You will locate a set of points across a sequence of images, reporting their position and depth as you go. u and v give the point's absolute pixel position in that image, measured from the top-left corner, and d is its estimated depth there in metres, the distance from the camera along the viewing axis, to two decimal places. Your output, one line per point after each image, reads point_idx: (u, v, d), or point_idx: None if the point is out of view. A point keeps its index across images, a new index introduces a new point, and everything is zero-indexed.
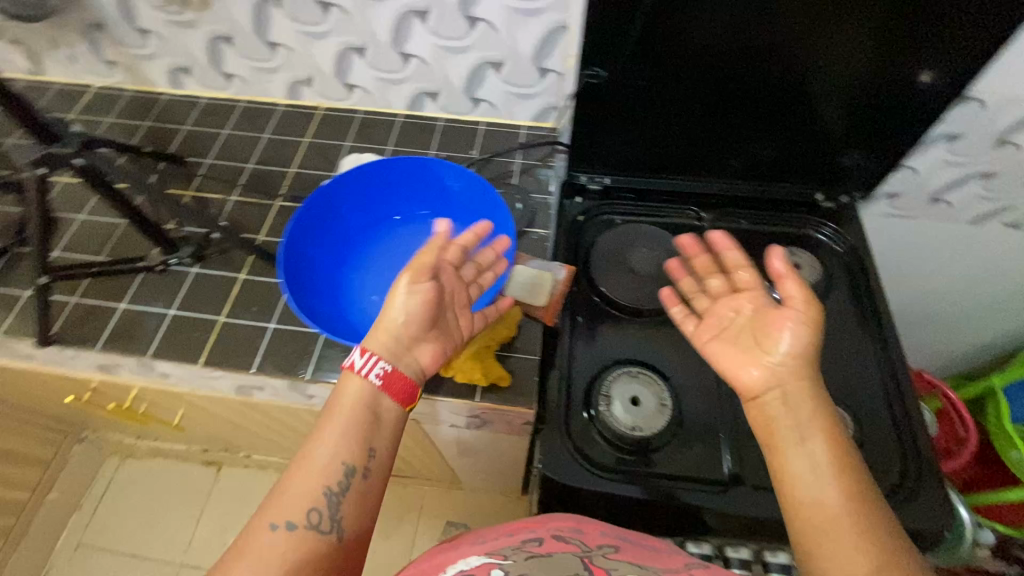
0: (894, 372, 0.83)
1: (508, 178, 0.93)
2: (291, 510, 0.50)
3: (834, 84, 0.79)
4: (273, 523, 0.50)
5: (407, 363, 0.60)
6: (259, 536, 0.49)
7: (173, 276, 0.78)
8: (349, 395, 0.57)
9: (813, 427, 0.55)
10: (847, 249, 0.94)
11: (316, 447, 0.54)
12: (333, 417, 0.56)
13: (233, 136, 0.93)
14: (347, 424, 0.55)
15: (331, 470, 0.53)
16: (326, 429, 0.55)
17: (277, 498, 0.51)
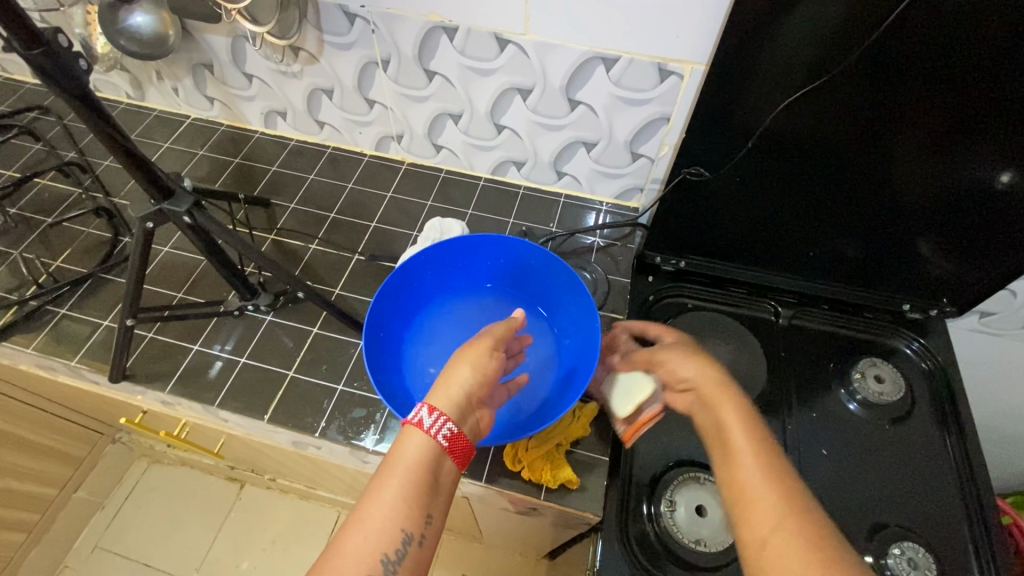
0: (984, 514, 0.76)
1: (585, 254, 0.91)
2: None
3: (934, 203, 0.76)
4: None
5: (471, 429, 0.56)
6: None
7: (247, 321, 0.79)
8: (409, 454, 0.52)
9: (721, 395, 0.61)
10: (934, 367, 0.88)
11: (373, 505, 0.49)
12: (390, 475, 0.51)
13: (318, 183, 0.96)
14: (404, 486, 0.50)
15: (388, 535, 0.48)
16: (383, 488, 0.50)
17: (333, 559, 0.47)
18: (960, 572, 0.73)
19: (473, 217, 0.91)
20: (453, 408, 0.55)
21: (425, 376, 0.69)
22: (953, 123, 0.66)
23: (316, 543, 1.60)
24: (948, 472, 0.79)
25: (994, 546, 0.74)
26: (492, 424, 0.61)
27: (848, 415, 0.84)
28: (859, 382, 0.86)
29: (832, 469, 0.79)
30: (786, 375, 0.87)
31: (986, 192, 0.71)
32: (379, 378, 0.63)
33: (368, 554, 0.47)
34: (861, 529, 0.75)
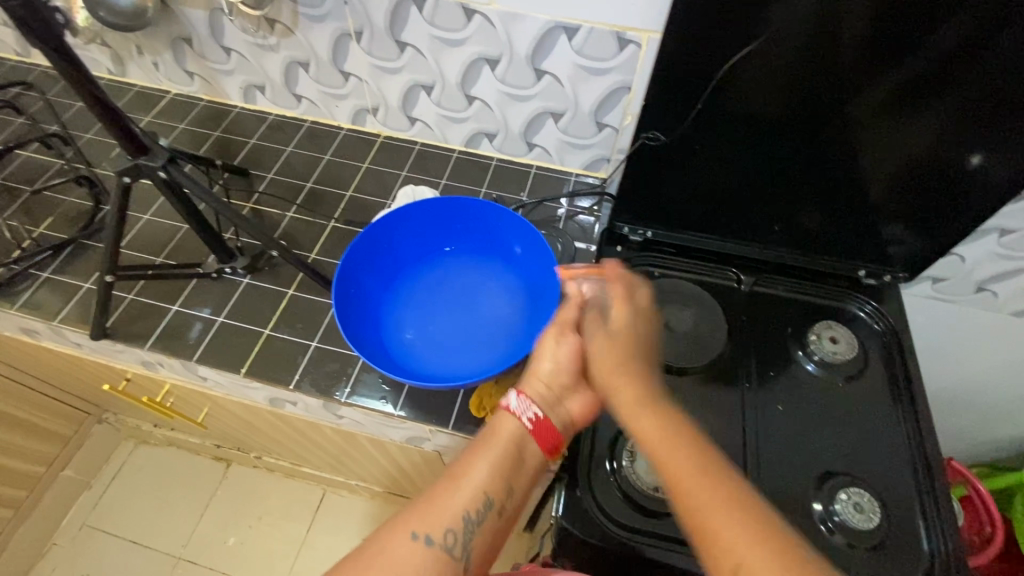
0: (928, 464, 0.80)
1: (554, 223, 0.94)
2: (435, 525, 0.54)
3: (895, 176, 0.81)
4: (414, 532, 0.53)
5: (559, 414, 0.64)
6: (401, 539, 0.53)
7: (225, 284, 0.81)
8: (501, 432, 0.60)
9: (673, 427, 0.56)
10: (886, 328, 0.92)
11: (468, 468, 0.57)
12: (486, 447, 0.59)
13: (296, 155, 0.98)
14: (496, 459, 0.58)
15: (475, 496, 0.56)
16: (478, 457, 0.59)
17: (423, 506, 0.55)
18: (903, 516, 0.76)
19: (446, 186, 0.94)
20: (537, 394, 0.63)
21: (402, 339, 0.71)
22: (905, 93, 0.71)
23: (302, 520, 1.62)
24: (896, 426, 0.84)
25: (937, 493, 0.77)
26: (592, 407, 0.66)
27: (804, 374, 0.88)
28: (816, 343, 0.89)
29: (787, 422, 0.83)
30: (746, 338, 0.91)
31: (955, 170, 0.77)
32: (351, 332, 0.66)
33: (455, 506, 0.55)
34: (812, 476, 0.79)
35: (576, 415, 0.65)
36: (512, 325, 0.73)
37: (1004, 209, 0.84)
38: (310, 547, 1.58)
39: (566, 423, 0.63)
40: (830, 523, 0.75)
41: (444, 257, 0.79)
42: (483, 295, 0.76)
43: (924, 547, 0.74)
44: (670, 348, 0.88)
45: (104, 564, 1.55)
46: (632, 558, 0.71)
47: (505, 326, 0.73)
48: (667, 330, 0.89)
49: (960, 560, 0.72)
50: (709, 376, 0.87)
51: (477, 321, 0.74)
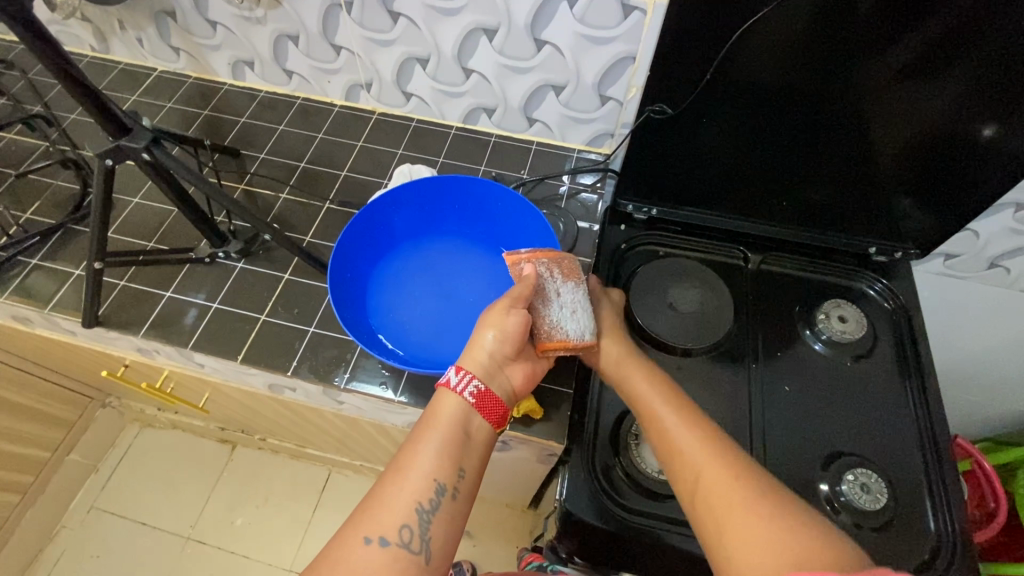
0: (937, 443, 0.79)
1: (556, 201, 0.91)
2: (388, 523, 0.51)
3: (907, 149, 0.78)
4: (368, 537, 0.50)
5: (499, 384, 0.61)
6: (355, 547, 0.50)
7: (219, 268, 0.79)
8: (440, 414, 0.58)
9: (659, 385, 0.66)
10: (896, 306, 0.90)
11: (411, 460, 0.55)
12: (427, 433, 0.56)
13: (289, 134, 0.95)
14: (439, 443, 0.55)
15: (424, 486, 0.53)
16: (419, 445, 0.56)
17: (371, 507, 0.52)
18: (911, 496, 0.76)
19: (444, 164, 0.91)
20: (479, 368, 0.60)
21: (402, 324, 0.69)
22: (919, 60, 0.68)
23: (307, 501, 1.63)
24: (905, 405, 0.82)
25: (945, 472, 0.76)
26: (529, 377, 0.66)
27: (813, 354, 0.87)
28: (825, 322, 0.87)
29: (793, 403, 0.82)
30: (753, 318, 0.89)
31: (969, 143, 0.74)
32: (346, 317, 0.63)
33: (405, 500, 0.52)
34: (819, 457, 0.78)
35: (517, 385, 0.64)
36: None
37: (1022, 182, 0.81)
38: (317, 526, 1.60)
39: (506, 393, 0.62)
40: (837, 503, 0.74)
41: (441, 238, 0.77)
42: (481, 277, 0.74)
43: (930, 527, 0.74)
44: (677, 329, 0.86)
45: (113, 546, 1.57)
46: (636, 540, 0.71)
47: None
48: (672, 311, 0.88)
49: (966, 539, 0.72)
50: (715, 357, 0.86)
51: (475, 303, 0.72)
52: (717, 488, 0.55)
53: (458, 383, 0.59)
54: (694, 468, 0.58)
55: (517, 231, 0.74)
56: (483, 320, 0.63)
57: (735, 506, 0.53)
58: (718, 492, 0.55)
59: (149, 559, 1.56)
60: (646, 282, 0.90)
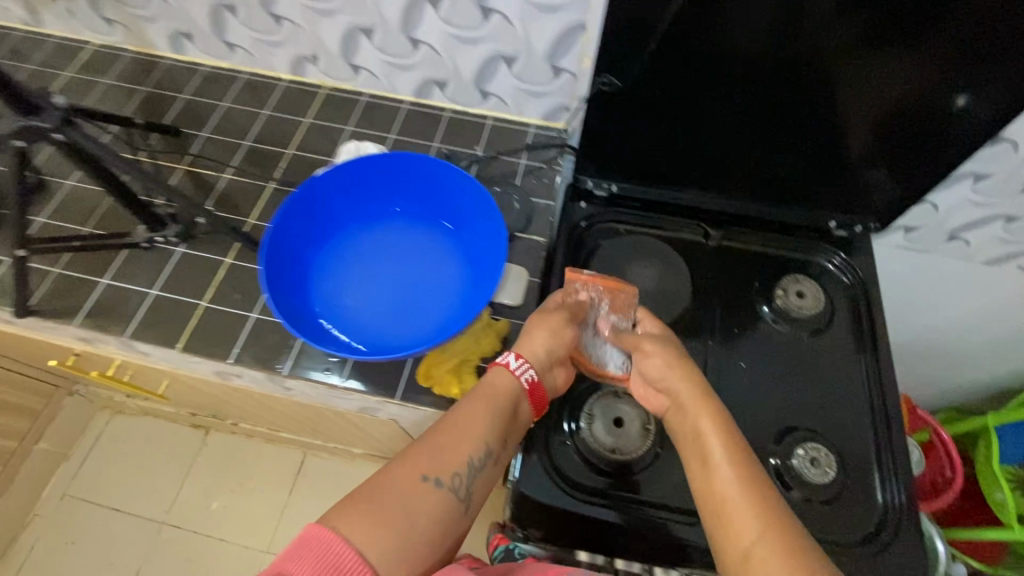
0: (888, 416, 0.79)
1: (512, 178, 0.87)
2: (445, 468, 0.54)
3: (879, 120, 0.77)
4: (425, 474, 0.54)
5: (549, 379, 0.66)
6: (413, 481, 0.53)
7: (157, 253, 0.76)
8: (496, 386, 0.61)
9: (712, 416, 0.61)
10: (855, 281, 0.90)
11: (472, 418, 0.58)
12: (483, 400, 0.60)
13: (232, 111, 0.91)
14: (495, 411, 0.60)
15: (478, 443, 0.57)
16: (474, 410, 0.59)
17: (429, 450, 0.55)
18: (860, 468, 0.77)
19: (395, 141, 0.88)
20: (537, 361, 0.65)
21: (343, 307, 0.68)
22: (886, 23, 0.66)
23: (282, 484, 1.63)
24: (859, 379, 0.83)
25: (894, 445, 0.77)
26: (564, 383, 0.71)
27: (771, 330, 0.86)
28: (782, 298, 0.87)
29: (749, 380, 0.82)
30: (712, 295, 0.88)
31: (940, 113, 0.74)
32: (282, 303, 0.62)
33: (461, 451, 0.56)
34: (773, 432, 0.79)
35: (560, 385, 0.69)
36: (455, 291, 0.69)
37: (979, 152, 0.80)
38: (293, 508, 1.60)
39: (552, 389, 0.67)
40: (787, 478, 0.75)
41: (388, 219, 0.74)
42: (427, 258, 0.72)
43: (878, 499, 0.75)
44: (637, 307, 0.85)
45: (88, 532, 1.57)
46: (583, 520, 0.71)
47: (449, 288, 0.69)
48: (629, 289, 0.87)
49: (912, 509, 0.73)
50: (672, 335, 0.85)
51: (421, 285, 0.70)
52: (768, 547, 0.50)
53: (516, 367, 0.64)
54: (737, 519, 0.53)
55: (464, 208, 0.72)
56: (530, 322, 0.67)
57: (779, 562, 0.49)
58: (767, 550, 0.50)
59: (127, 545, 1.55)
60: (605, 260, 0.89)
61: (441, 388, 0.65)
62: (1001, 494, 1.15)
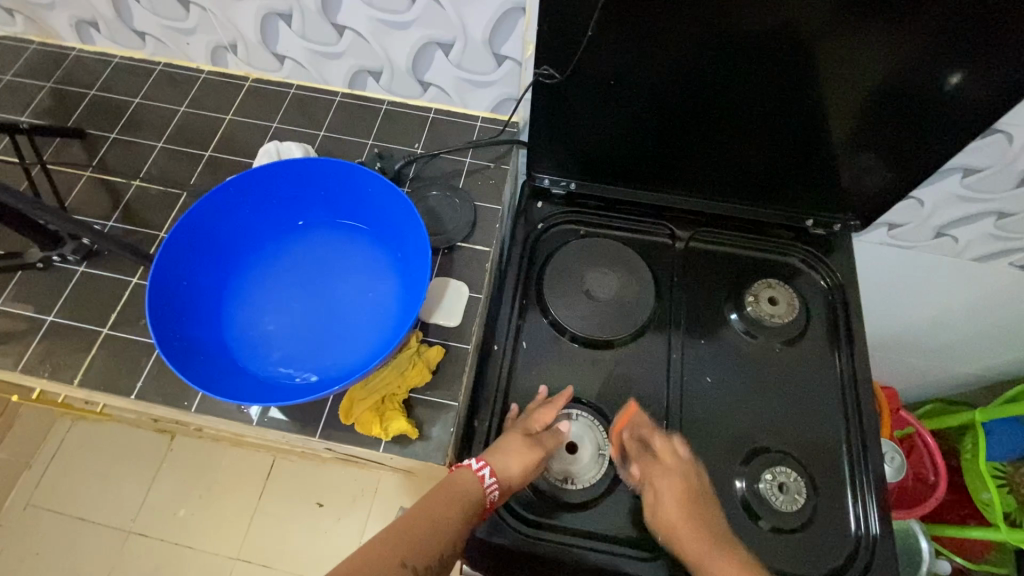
0: (863, 433, 0.74)
1: (453, 179, 0.76)
2: (420, 559, 0.54)
3: (864, 105, 0.69)
4: (405, 562, 0.53)
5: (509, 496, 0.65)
6: (390, 569, 0.52)
7: (56, 274, 0.69)
8: (461, 484, 0.61)
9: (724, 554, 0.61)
10: (832, 285, 0.83)
11: (439, 511, 0.57)
12: (447, 495, 0.59)
13: (146, 108, 0.82)
14: (462, 509, 0.59)
15: (445, 540, 0.56)
16: (449, 496, 0.59)
17: (405, 537, 0.55)
18: (833, 492, 0.71)
19: (326, 139, 0.79)
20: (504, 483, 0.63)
21: (252, 336, 0.60)
22: None
23: (252, 489, 1.44)
24: (834, 392, 0.77)
25: (869, 466, 0.72)
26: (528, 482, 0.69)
27: (740, 340, 0.80)
28: (753, 305, 0.80)
29: (715, 397, 0.76)
30: (678, 302, 0.81)
31: (931, 96, 0.66)
32: (172, 339, 0.54)
33: (433, 544, 0.55)
34: (739, 454, 0.73)
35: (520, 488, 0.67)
36: (379, 310, 0.61)
37: (970, 145, 0.73)
38: (266, 514, 1.42)
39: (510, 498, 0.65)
40: (752, 504, 0.69)
41: (306, 229, 0.66)
42: (349, 274, 0.64)
43: (851, 528, 0.69)
44: (597, 318, 0.79)
45: (48, 542, 1.38)
46: (531, 555, 0.66)
47: (372, 310, 0.61)
48: (588, 299, 0.80)
49: (885, 534, 0.68)
50: (632, 348, 0.78)
51: (342, 307, 0.62)
52: None
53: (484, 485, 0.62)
54: None
55: (388, 216, 0.63)
56: (508, 441, 0.65)
57: None
58: None
59: (88, 551, 1.37)
60: (562, 268, 0.82)
61: (363, 425, 0.59)
62: (988, 493, 1.10)
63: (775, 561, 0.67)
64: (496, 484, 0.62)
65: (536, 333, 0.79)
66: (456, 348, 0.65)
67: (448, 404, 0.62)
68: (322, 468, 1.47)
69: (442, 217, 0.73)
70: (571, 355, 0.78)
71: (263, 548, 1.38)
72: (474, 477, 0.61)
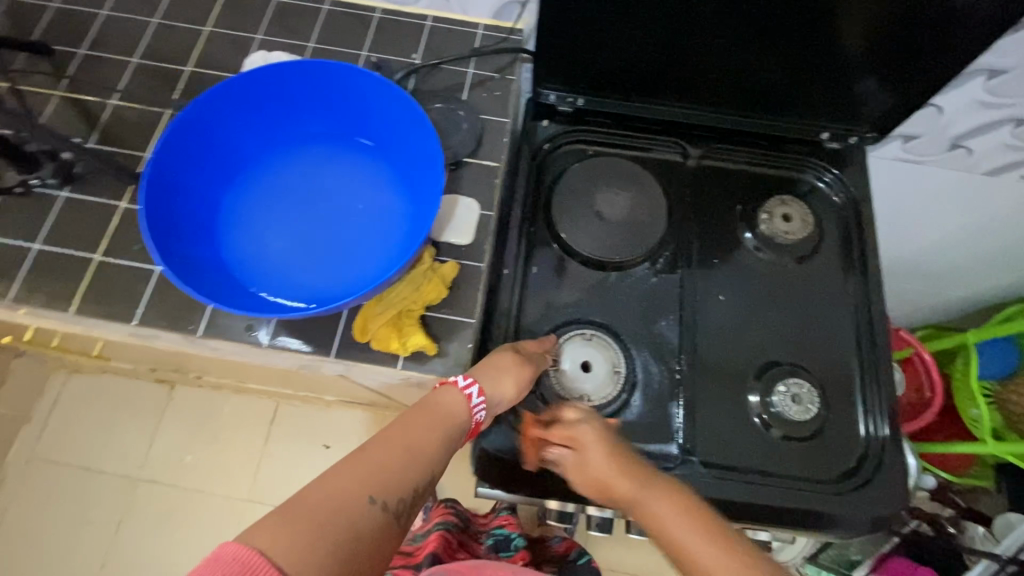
0: (874, 344, 0.74)
1: (456, 93, 0.72)
2: (390, 492, 0.45)
3: (880, 11, 0.65)
4: (372, 496, 0.44)
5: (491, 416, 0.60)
6: (353, 505, 0.43)
7: (37, 200, 0.64)
8: (446, 405, 0.55)
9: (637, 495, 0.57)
10: (845, 200, 0.82)
11: (416, 437, 0.50)
12: (428, 418, 0.53)
13: (115, 21, 0.75)
14: (443, 435, 0.52)
15: (421, 469, 0.49)
16: (416, 424, 0.52)
17: (373, 467, 0.46)
18: (843, 400, 0.72)
19: (317, 51, 0.74)
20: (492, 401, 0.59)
21: (255, 255, 0.57)
22: None
23: (257, 433, 1.45)
24: (845, 305, 0.77)
25: (880, 376, 0.73)
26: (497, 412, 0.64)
27: (751, 257, 0.79)
28: (766, 222, 0.79)
29: (728, 313, 0.76)
30: (690, 220, 0.80)
31: (942, 10, 0.63)
32: (171, 255, 0.51)
33: (408, 477, 0.47)
34: (752, 369, 0.73)
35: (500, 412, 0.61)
36: (387, 226, 0.59)
37: (1002, 40, 0.69)
38: (274, 456, 1.43)
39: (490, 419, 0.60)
40: (766, 415, 0.70)
41: (296, 150, 0.62)
42: (351, 190, 0.61)
43: (861, 432, 0.71)
44: (609, 239, 0.77)
45: (56, 492, 1.38)
46: (549, 471, 0.66)
47: (380, 225, 0.59)
48: (598, 220, 0.77)
49: (893, 437, 0.70)
50: (646, 269, 0.77)
51: (346, 224, 0.59)
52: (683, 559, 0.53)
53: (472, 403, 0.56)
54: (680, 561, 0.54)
55: (391, 128, 0.60)
56: (498, 362, 0.61)
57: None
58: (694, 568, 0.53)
59: (99, 499, 1.37)
60: (570, 187, 0.79)
61: (380, 341, 0.58)
62: (978, 410, 1.14)
63: (788, 466, 0.69)
64: (484, 403, 0.57)
65: (546, 254, 0.77)
66: (469, 266, 0.63)
67: (465, 320, 0.60)
68: (324, 411, 1.47)
69: (447, 132, 0.69)
70: (582, 275, 0.76)
71: (274, 487, 1.40)
72: (461, 395, 0.55)
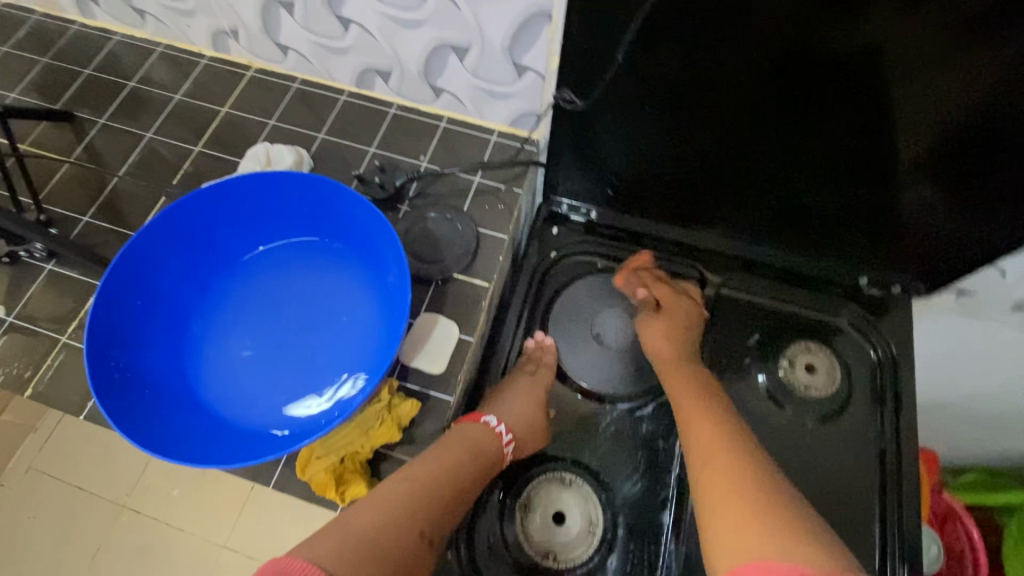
0: (900, 536, 0.63)
1: (459, 200, 0.68)
2: (437, 530, 0.50)
3: (938, 162, 0.58)
4: (424, 530, 0.48)
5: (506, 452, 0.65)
6: (409, 539, 0.47)
7: (21, 270, 0.64)
8: (480, 442, 0.58)
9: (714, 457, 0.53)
10: (887, 357, 0.72)
11: (453, 471, 0.54)
12: (465, 450, 0.56)
13: (138, 93, 0.77)
14: (474, 465, 0.56)
15: (458, 502, 0.53)
16: (452, 457, 0.55)
17: (421, 503, 0.50)
18: None
19: (325, 142, 0.72)
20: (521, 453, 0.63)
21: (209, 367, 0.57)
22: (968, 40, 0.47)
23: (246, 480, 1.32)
24: (872, 481, 0.67)
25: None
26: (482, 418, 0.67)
27: (767, 408, 0.70)
28: (787, 372, 0.71)
29: None
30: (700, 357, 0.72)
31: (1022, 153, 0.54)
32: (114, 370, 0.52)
33: (445, 507, 0.51)
34: None
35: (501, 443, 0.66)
36: (345, 349, 0.58)
37: None
38: None
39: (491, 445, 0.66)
40: None
41: (270, 252, 0.63)
42: (315, 301, 0.60)
43: None
44: (606, 367, 0.71)
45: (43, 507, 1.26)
46: None
47: (338, 344, 0.58)
48: (597, 345, 0.72)
49: None
50: (652, 412, 0.68)
51: (304, 340, 0.58)
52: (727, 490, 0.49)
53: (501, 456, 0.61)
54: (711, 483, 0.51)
55: (362, 241, 0.59)
56: (534, 416, 0.64)
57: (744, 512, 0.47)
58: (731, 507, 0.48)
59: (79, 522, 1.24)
60: (572, 305, 0.73)
61: (318, 486, 0.53)
62: None
63: None
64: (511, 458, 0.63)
65: None
66: (437, 399, 0.58)
67: None
68: None
69: (441, 242, 0.65)
70: (572, 405, 0.69)
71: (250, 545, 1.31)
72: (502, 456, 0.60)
